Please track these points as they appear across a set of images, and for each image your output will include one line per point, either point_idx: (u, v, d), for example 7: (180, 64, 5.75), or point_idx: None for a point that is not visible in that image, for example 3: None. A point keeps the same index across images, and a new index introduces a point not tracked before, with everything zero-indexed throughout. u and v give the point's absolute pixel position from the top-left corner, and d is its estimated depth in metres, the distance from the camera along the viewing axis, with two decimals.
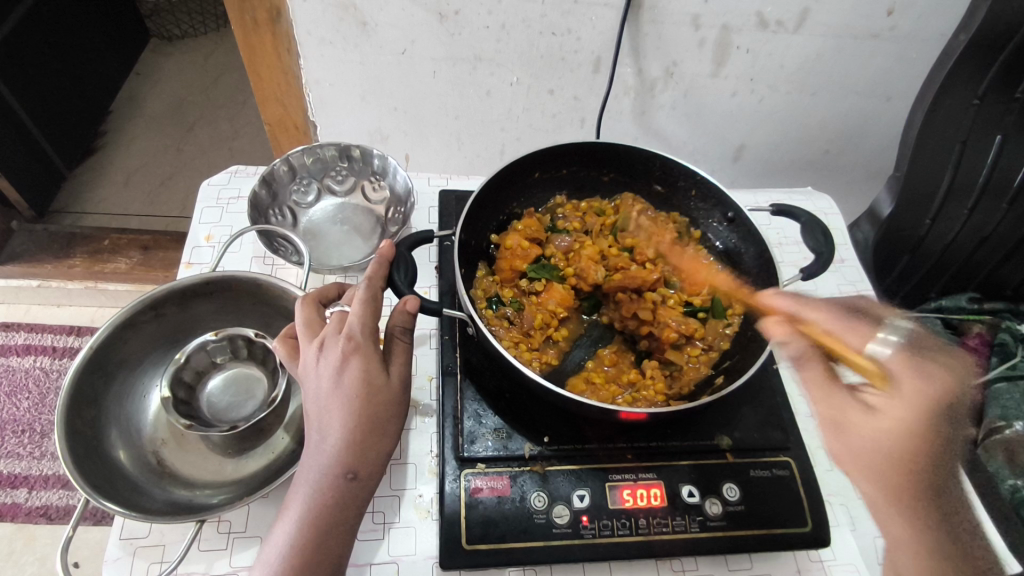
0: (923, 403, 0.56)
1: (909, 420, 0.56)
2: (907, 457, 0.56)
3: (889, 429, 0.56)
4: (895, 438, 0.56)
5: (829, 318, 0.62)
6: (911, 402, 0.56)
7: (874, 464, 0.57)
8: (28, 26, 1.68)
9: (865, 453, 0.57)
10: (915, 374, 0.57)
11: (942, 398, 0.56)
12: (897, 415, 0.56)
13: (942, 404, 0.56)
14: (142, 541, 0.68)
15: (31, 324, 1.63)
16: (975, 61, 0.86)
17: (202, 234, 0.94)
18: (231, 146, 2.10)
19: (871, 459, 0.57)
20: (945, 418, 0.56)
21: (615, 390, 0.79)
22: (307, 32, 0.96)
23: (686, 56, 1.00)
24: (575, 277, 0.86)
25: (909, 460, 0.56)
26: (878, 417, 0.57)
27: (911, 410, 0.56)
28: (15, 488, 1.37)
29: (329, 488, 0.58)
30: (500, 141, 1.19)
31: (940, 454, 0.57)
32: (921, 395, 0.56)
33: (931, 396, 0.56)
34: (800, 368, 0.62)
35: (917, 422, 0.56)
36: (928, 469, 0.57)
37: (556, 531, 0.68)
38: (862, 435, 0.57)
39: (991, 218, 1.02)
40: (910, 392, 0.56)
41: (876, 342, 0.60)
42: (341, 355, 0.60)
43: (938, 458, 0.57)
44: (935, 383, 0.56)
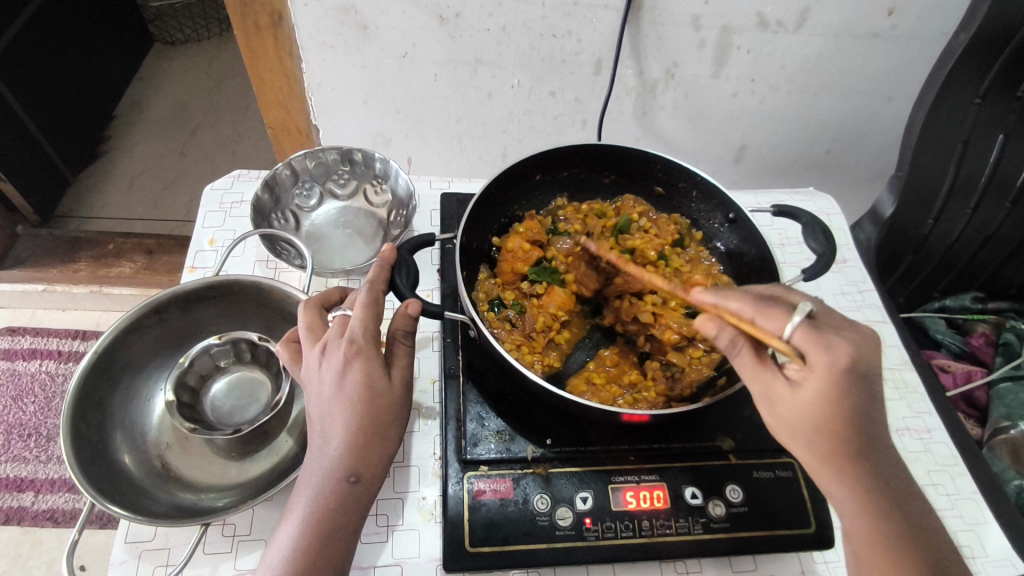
0: (836, 375, 0.51)
1: (824, 394, 0.52)
2: (837, 426, 0.53)
3: (813, 401, 0.53)
4: (820, 410, 0.53)
5: (740, 304, 0.56)
6: (826, 376, 0.52)
7: (807, 434, 0.55)
8: (32, 33, 1.70)
9: (800, 425, 0.55)
10: (823, 349, 0.52)
11: (858, 367, 0.52)
12: (815, 388, 0.53)
13: (860, 372, 0.52)
14: (148, 545, 0.68)
15: (36, 329, 1.64)
16: (975, 61, 0.86)
17: (205, 238, 0.95)
18: (234, 150, 2.11)
19: (803, 430, 0.55)
20: (861, 386, 0.52)
21: (616, 391, 0.79)
22: (308, 37, 0.96)
23: (686, 58, 1.00)
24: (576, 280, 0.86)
25: (846, 430, 0.54)
26: (799, 393, 0.54)
27: (824, 382, 0.52)
28: (21, 492, 1.38)
29: (332, 492, 0.58)
30: (501, 143, 1.19)
31: (872, 419, 0.54)
32: (833, 368, 0.51)
33: (845, 367, 0.51)
34: (733, 353, 0.58)
35: (837, 393, 0.52)
36: (866, 435, 0.55)
37: (559, 533, 0.69)
38: (791, 407, 0.55)
39: (994, 217, 1.03)
40: (822, 368, 0.52)
41: (788, 321, 0.53)
42: (343, 358, 0.60)
43: (872, 423, 0.54)
44: (846, 352, 0.51)
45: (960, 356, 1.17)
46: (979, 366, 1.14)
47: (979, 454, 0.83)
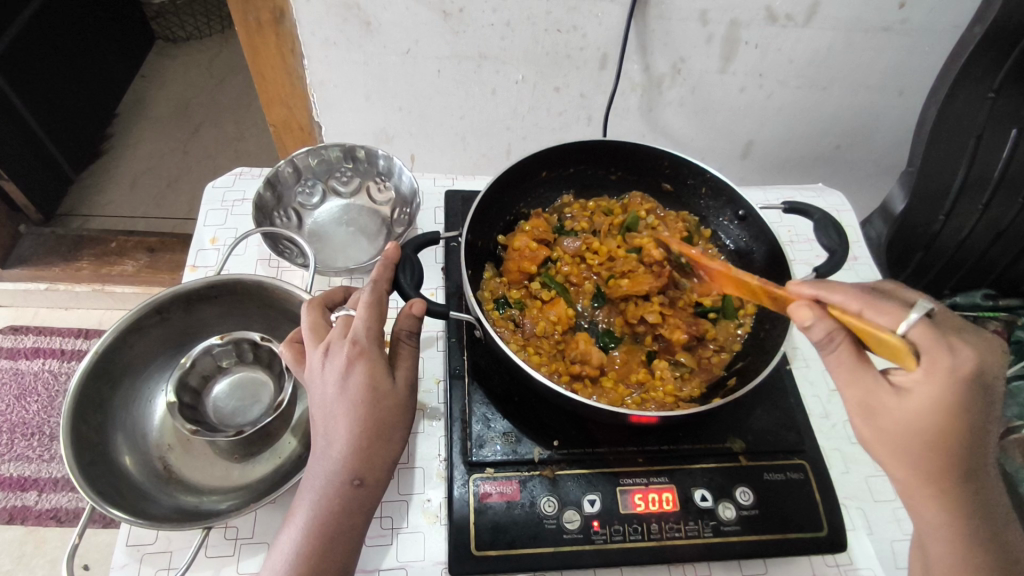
0: (954, 379, 0.49)
1: (941, 399, 0.50)
2: (946, 435, 0.51)
3: (924, 410, 0.50)
4: (930, 418, 0.50)
5: (850, 297, 0.54)
6: (942, 381, 0.49)
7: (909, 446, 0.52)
8: (34, 30, 1.69)
9: (903, 436, 0.52)
10: (945, 350, 0.50)
11: (978, 372, 0.49)
12: (930, 395, 0.50)
13: (981, 378, 0.50)
14: (149, 548, 0.67)
15: (39, 328, 1.63)
16: (989, 56, 0.84)
17: (207, 237, 0.94)
18: (236, 148, 2.10)
19: (903, 440, 0.52)
20: (978, 394, 0.50)
21: (625, 391, 0.78)
22: (310, 33, 0.95)
23: (694, 52, 0.98)
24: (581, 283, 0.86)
25: (952, 441, 0.51)
26: (905, 401, 0.51)
27: (942, 387, 0.49)
28: (24, 491, 1.38)
29: (335, 495, 0.57)
30: (505, 140, 1.18)
31: (981, 428, 0.52)
32: (956, 373, 0.49)
33: (969, 373, 0.49)
34: (827, 349, 0.54)
35: (952, 400, 0.50)
36: (971, 445, 0.52)
37: (566, 536, 0.67)
38: (894, 416, 0.52)
39: (1006, 213, 1.00)
40: (941, 373, 0.49)
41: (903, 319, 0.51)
42: (346, 360, 0.59)
43: (980, 432, 0.52)
44: (970, 358, 0.49)
45: None
46: None
47: None
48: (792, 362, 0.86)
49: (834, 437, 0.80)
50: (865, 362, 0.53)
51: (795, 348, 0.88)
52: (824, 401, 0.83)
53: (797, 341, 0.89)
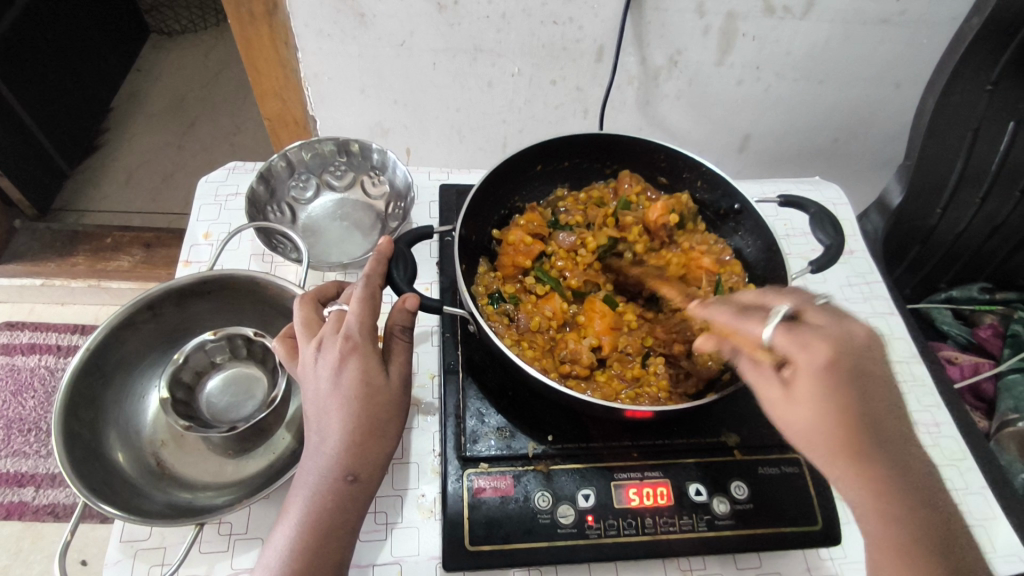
0: (818, 371, 0.53)
1: (819, 394, 0.53)
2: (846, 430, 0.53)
3: (809, 405, 0.54)
4: (819, 414, 0.53)
5: (724, 314, 0.57)
6: (810, 375, 0.53)
7: (822, 450, 0.55)
8: (26, 23, 1.67)
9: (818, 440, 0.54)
10: (800, 348, 0.53)
11: (840, 359, 0.53)
12: (805, 390, 0.53)
13: (845, 362, 0.53)
14: (143, 544, 0.67)
15: (35, 324, 1.62)
16: (987, 48, 0.83)
17: (201, 231, 0.93)
18: (232, 141, 2.09)
19: (816, 442, 0.55)
20: (849, 380, 0.53)
21: (618, 385, 0.78)
22: (304, 24, 0.94)
23: (690, 44, 0.98)
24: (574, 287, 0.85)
25: (858, 436, 0.54)
26: (792, 401, 0.54)
27: (813, 381, 0.53)
28: (21, 487, 1.38)
29: (329, 491, 0.57)
30: (501, 133, 1.17)
31: (883, 418, 0.55)
32: (814, 364, 0.52)
33: (827, 364, 0.52)
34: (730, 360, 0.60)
35: (828, 390, 0.53)
36: (877, 434, 0.54)
37: (560, 531, 0.67)
38: (789, 414, 0.55)
39: (1002, 207, 1.01)
40: (805, 367, 0.53)
41: (765, 326, 0.54)
42: (339, 355, 0.59)
43: (877, 420, 0.54)
44: (826, 349, 0.53)
45: (967, 347, 1.16)
46: (987, 357, 1.13)
47: (989, 449, 0.81)
48: None
49: None
50: (761, 368, 0.58)
51: None
52: None
53: None
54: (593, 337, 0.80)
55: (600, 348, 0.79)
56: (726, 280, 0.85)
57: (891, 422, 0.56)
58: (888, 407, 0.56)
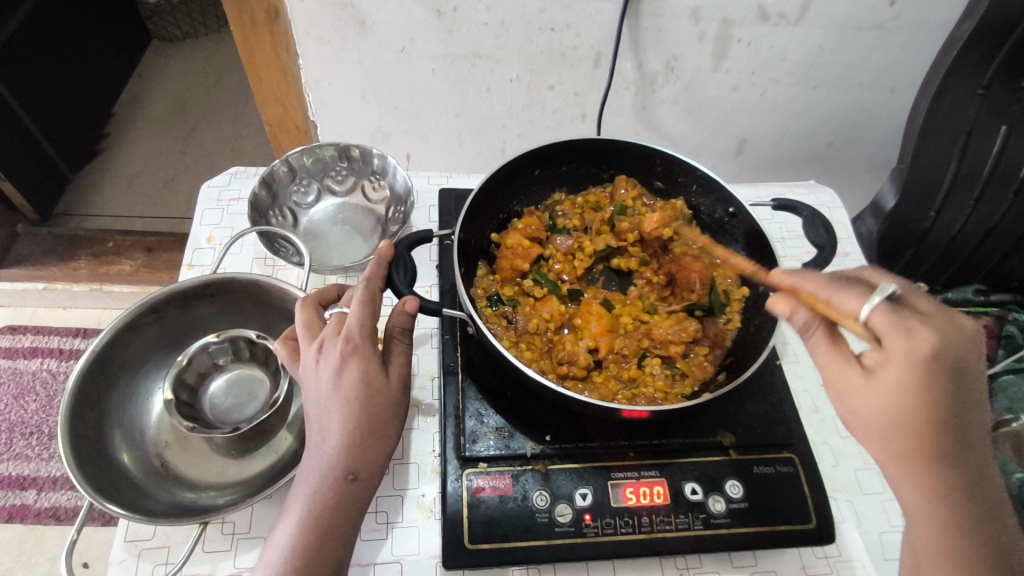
0: (916, 361, 0.50)
1: (902, 383, 0.51)
2: (922, 420, 0.51)
3: (889, 393, 0.51)
4: (898, 402, 0.51)
5: (816, 284, 0.55)
6: (903, 363, 0.50)
7: (886, 434, 0.53)
8: (29, 30, 1.69)
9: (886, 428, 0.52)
10: (901, 335, 0.50)
11: (942, 355, 0.49)
12: (892, 376, 0.51)
13: (948, 360, 0.49)
14: (147, 543, 0.68)
15: (37, 327, 1.63)
16: (978, 52, 0.85)
17: (203, 236, 0.95)
18: (233, 146, 2.11)
19: (882, 429, 0.53)
20: (946, 375, 0.50)
21: (615, 386, 0.79)
22: (305, 32, 0.95)
23: (686, 50, 0.99)
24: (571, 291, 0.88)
25: (934, 431, 0.51)
26: (870, 384, 0.52)
27: (902, 371, 0.50)
28: (23, 490, 1.39)
29: (329, 490, 0.58)
30: (500, 138, 1.19)
31: (965, 417, 0.51)
32: (909, 354, 0.50)
33: (928, 356, 0.49)
34: (807, 336, 0.57)
35: (917, 383, 0.50)
36: (959, 440, 0.52)
37: (558, 529, 0.68)
38: (861, 400, 0.53)
39: (995, 210, 1.02)
40: (899, 354, 0.50)
41: (866, 302, 0.51)
42: (340, 356, 0.60)
43: (963, 417, 0.51)
44: (931, 340, 0.49)
45: None
46: (981, 359, 1.14)
47: None
48: (782, 358, 0.87)
49: (823, 431, 0.81)
50: (838, 349, 0.55)
51: (786, 343, 0.90)
52: (814, 396, 0.84)
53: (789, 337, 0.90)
54: (590, 339, 0.82)
55: (597, 349, 0.81)
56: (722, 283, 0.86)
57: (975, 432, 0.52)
58: (977, 416, 0.52)
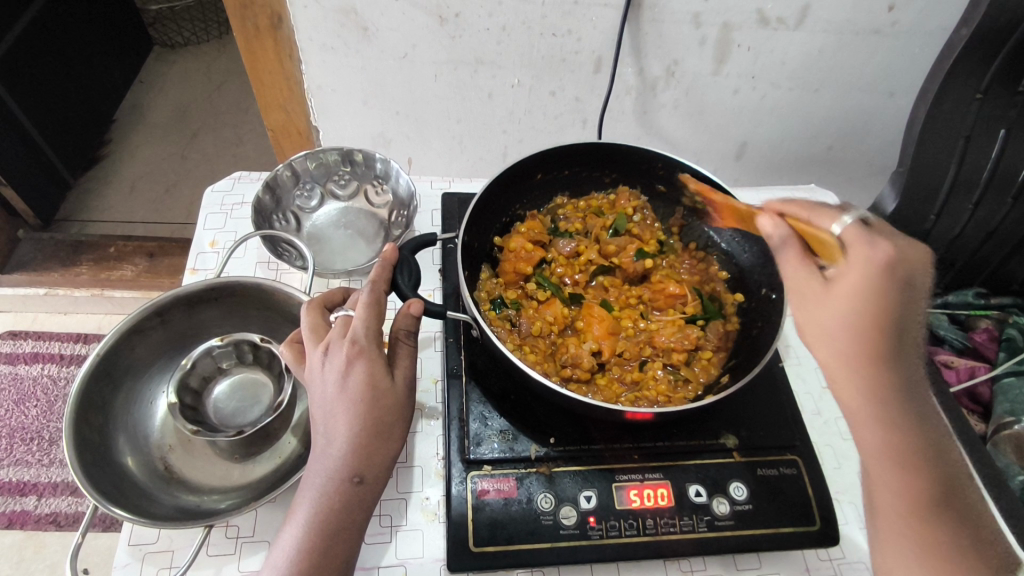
0: (877, 265, 0.53)
1: (861, 285, 0.53)
2: (874, 323, 0.53)
3: (850, 293, 0.53)
4: (854, 302, 0.53)
5: (799, 209, 0.63)
6: (864, 266, 0.53)
7: (843, 340, 0.54)
8: (32, 37, 1.70)
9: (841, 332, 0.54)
10: (865, 243, 0.54)
11: (899, 265, 0.53)
12: (853, 279, 0.54)
13: (901, 273, 0.53)
14: (151, 547, 0.68)
15: (38, 333, 1.63)
16: (976, 58, 0.86)
17: (207, 240, 0.95)
18: (234, 152, 2.11)
19: (837, 334, 0.54)
20: (899, 285, 0.53)
21: (618, 388, 0.80)
22: (308, 38, 0.96)
23: (687, 55, 1.00)
24: (573, 295, 0.87)
25: (883, 337, 0.53)
26: (830, 288, 0.55)
27: (866, 272, 0.53)
28: (24, 495, 1.38)
29: (335, 493, 0.58)
30: (502, 143, 1.19)
31: (905, 330, 0.54)
32: (871, 259, 0.53)
33: (887, 262, 0.53)
34: (781, 253, 0.60)
35: (874, 286, 0.53)
36: (902, 350, 0.54)
37: (563, 532, 0.68)
38: (819, 307, 0.55)
39: (995, 212, 1.02)
40: (862, 260, 0.54)
41: (839, 221, 0.58)
42: (345, 359, 0.60)
43: (906, 328, 0.54)
44: (888, 250, 0.53)
45: (963, 351, 1.18)
46: (983, 361, 1.15)
47: (986, 450, 0.82)
48: (785, 361, 0.88)
49: (826, 433, 0.81)
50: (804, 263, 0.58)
51: (788, 346, 0.90)
52: (816, 399, 0.85)
53: (791, 340, 0.91)
54: (593, 342, 0.82)
55: (600, 352, 0.81)
56: (711, 291, 0.90)
57: (914, 341, 0.55)
58: (916, 326, 0.55)
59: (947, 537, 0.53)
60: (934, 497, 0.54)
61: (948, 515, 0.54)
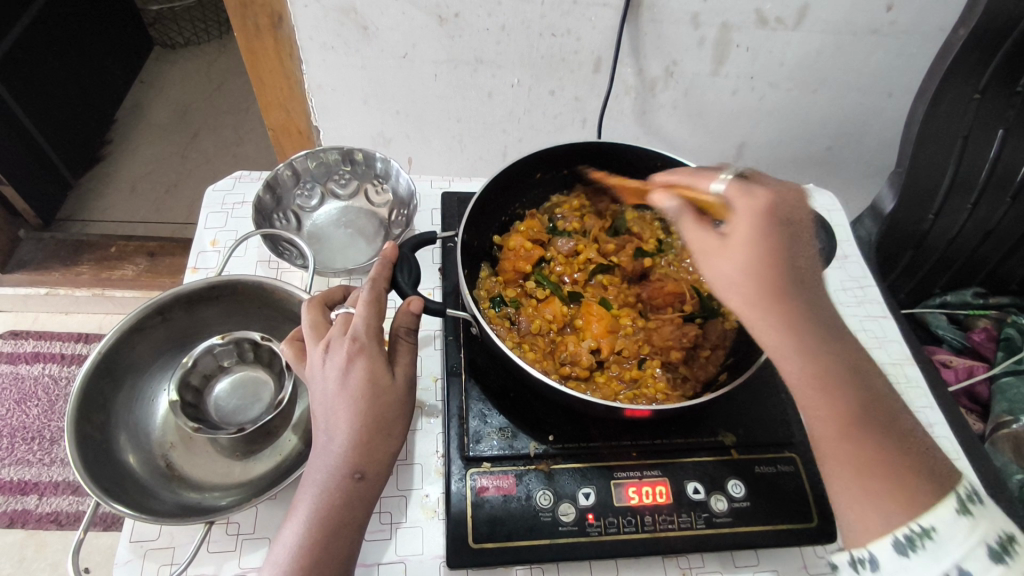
0: (761, 212, 0.54)
1: (751, 236, 0.54)
2: (770, 266, 0.53)
3: (743, 244, 0.54)
4: (749, 254, 0.54)
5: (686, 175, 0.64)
6: (749, 215, 0.54)
7: (743, 283, 0.54)
8: (32, 38, 1.70)
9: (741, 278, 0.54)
10: (745, 193, 0.55)
11: (779, 209, 0.55)
12: (743, 229, 0.54)
13: (782, 211, 0.55)
14: (153, 543, 0.69)
15: (39, 332, 1.64)
16: (974, 57, 0.86)
17: (208, 239, 0.95)
18: (234, 152, 2.12)
19: (740, 282, 0.54)
20: (784, 228, 0.54)
21: (616, 386, 0.80)
22: (308, 38, 0.96)
23: (686, 55, 1.00)
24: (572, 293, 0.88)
25: (780, 273, 0.54)
26: (725, 243, 0.55)
27: (751, 221, 0.54)
28: (25, 495, 1.39)
29: (336, 489, 0.58)
30: (502, 142, 1.20)
31: (797, 261, 0.55)
32: (753, 207, 0.54)
33: (767, 207, 0.54)
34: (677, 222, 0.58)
35: (761, 235, 0.54)
36: (800, 281, 0.55)
37: (562, 528, 0.69)
38: (720, 262, 0.55)
39: (994, 212, 1.03)
40: (746, 210, 0.55)
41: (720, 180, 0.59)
42: (346, 356, 0.61)
43: (798, 265, 0.55)
44: (767, 196, 0.55)
45: (961, 351, 1.18)
46: (980, 360, 1.16)
47: (983, 449, 0.82)
48: None
49: None
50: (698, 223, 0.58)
51: None
52: None
53: None
54: (592, 339, 0.82)
55: (599, 350, 0.81)
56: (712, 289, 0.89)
57: (811, 270, 0.56)
58: (811, 256, 0.57)
59: (885, 457, 0.52)
60: (864, 417, 0.53)
61: (883, 433, 0.53)
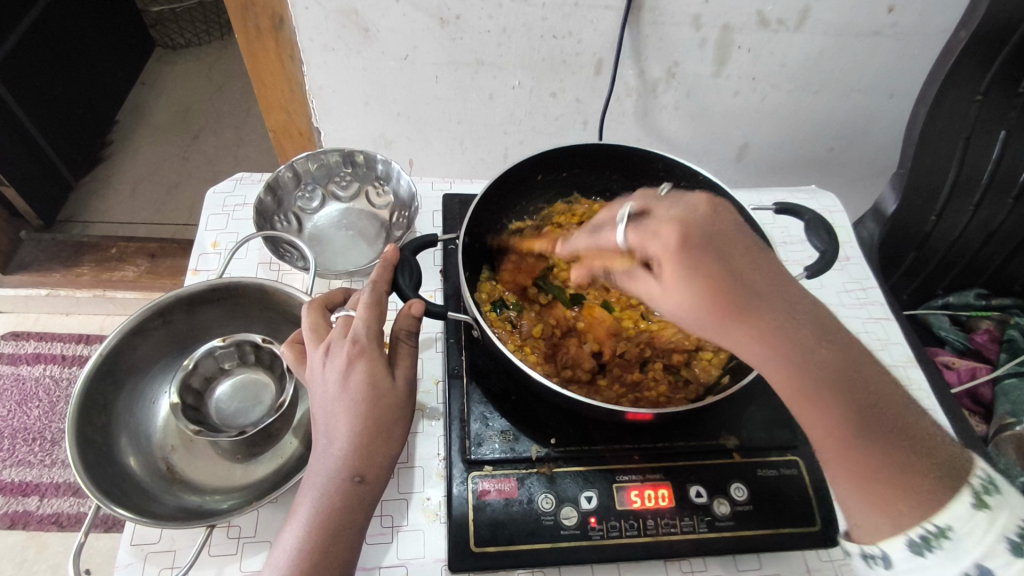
0: (673, 252, 0.50)
1: (678, 284, 0.51)
2: (717, 301, 0.50)
3: (674, 296, 0.51)
4: (686, 305, 0.51)
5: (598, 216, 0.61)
6: (667, 260, 0.51)
7: (698, 323, 0.51)
8: (33, 39, 1.70)
9: (693, 320, 0.52)
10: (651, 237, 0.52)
11: (693, 238, 0.50)
12: (667, 277, 0.51)
13: (698, 237, 0.50)
14: (153, 547, 0.68)
15: (41, 333, 1.64)
16: (976, 59, 0.86)
17: (209, 241, 0.95)
18: (235, 153, 2.12)
19: (696, 323, 0.52)
20: (709, 258, 0.50)
21: (619, 389, 0.79)
22: (309, 39, 0.96)
23: (687, 57, 1.00)
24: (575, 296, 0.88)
25: (729, 298, 0.49)
26: (663, 294, 0.53)
27: (672, 266, 0.50)
28: (26, 496, 1.39)
29: (336, 493, 0.58)
30: (503, 144, 1.19)
31: (744, 278, 0.50)
32: (666, 250, 0.51)
33: (678, 244, 0.50)
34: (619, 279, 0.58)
35: (687, 281, 0.50)
36: (756, 294, 0.50)
37: (564, 532, 0.68)
38: (668, 310, 0.53)
39: (996, 214, 1.02)
40: (661, 255, 0.51)
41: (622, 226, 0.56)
42: (346, 359, 0.61)
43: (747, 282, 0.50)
44: (674, 229, 0.51)
45: (964, 352, 1.17)
46: (984, 362, 1.15)
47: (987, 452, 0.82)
48: None
49: None
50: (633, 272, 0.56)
51: None
52: None
53: None
54: (594, 342, 0.82)
55: (601, 353, 0.81)
56: None
57: (763, 277, 0.51)
58: (756, 261, 0.52)
59: (891, 460, 0.49)
60: (866, 423, 0.49)
61: (887, 436, 0.49)
